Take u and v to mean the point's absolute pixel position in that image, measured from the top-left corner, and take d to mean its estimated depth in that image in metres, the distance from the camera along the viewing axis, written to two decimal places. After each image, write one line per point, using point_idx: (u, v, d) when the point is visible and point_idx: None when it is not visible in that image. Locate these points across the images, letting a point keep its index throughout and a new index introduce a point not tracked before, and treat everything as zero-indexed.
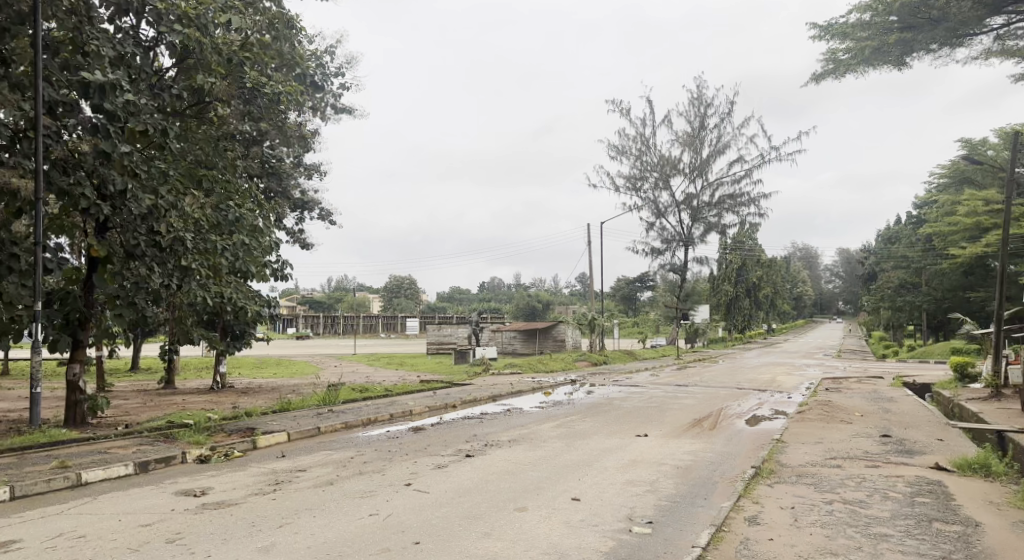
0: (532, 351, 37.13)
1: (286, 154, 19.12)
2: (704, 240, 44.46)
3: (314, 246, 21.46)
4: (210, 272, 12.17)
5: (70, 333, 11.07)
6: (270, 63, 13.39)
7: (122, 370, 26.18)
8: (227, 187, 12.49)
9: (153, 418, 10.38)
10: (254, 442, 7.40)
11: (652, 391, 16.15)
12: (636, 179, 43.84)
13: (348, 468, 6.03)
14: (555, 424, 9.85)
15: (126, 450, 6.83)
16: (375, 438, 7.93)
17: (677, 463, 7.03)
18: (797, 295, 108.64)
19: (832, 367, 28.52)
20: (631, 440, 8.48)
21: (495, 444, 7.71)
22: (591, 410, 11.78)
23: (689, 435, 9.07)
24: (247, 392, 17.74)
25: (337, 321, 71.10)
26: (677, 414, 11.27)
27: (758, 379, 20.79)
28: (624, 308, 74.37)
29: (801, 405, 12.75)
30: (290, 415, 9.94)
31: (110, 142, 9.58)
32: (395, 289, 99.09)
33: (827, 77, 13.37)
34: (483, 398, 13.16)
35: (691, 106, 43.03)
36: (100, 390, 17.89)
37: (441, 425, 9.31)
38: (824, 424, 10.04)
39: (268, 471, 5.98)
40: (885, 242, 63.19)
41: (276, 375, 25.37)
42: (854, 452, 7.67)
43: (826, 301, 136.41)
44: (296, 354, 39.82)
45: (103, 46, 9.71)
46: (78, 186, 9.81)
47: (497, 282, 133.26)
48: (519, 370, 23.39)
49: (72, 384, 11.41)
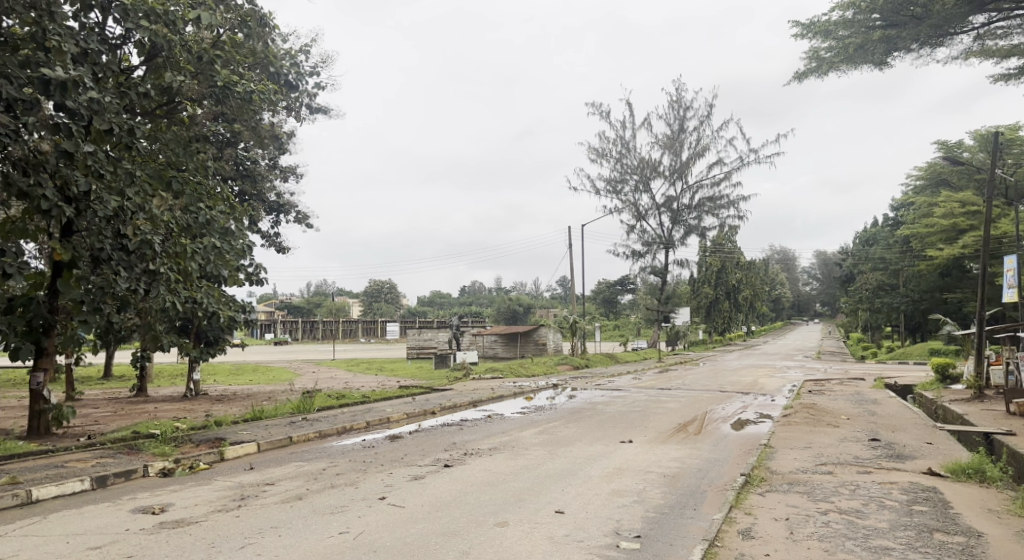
0: (514, 355, 36.85)
1: (261, 155, 18.67)
2: (685, 243, 44.67)
3: (290, 249, 21.01)
4: (179, 276, 11.68)
5: (34, 340, 10.61)
6: (242, 62, 13.05)
7: (92, 378, 25.43)
8: (198, 189, 12.07)
9: (116, 429, 9.91)
10: (221, 453, 7.02)
11: (636, 395, 15.99)
12: (616, 182, 43.88)
13: (321, 481, 5.72)
14: (537, 430, 9.61)
15: (83, 464, 6.37)
16: (350, 448, 7.60)
17: (664, 470, 6.83)
18: (775, 298, 109.92)
19: (812, 369, 28.61)
20: (616, 447, 8.26)
21: (476, 453, 7.44)
22: (574, 415, 11.55)
23: (674, 441, 8.88)
24: (220, 400, 17.26)
25: (316, 326, 70.22)
26: (662, 419, 11.10)
27: (740, 381, 20.76)
28: (605, 311, 74.46)
29: (786, 409, 12.65)
30: (262, 424, 9.57)
31: (73, 142, 9.07)
32: (375, 293, 98.28)
33: (810, 75, 13.37)
34: (464, 403, 12.86)
35: (670, 108, 43.20)
36: (67, 398, 17.28)
37: (419, 433, 9.02)
38: (811, 428, 9.92)
39: (235, 485, 5.62)
40: (862, 245, 64.02)
41: (253, 381, 24.84)
42: (844, 457, 7.53)
43: (804, 304, 138.21)
44: (273, 360, 39.13)
45: (65, 41, 9.19)
46: (39, 188, 9.13)
47: (478, 285, 132.79)
48: (501, 374, 23.12)
49: (36, 393, 10.90)
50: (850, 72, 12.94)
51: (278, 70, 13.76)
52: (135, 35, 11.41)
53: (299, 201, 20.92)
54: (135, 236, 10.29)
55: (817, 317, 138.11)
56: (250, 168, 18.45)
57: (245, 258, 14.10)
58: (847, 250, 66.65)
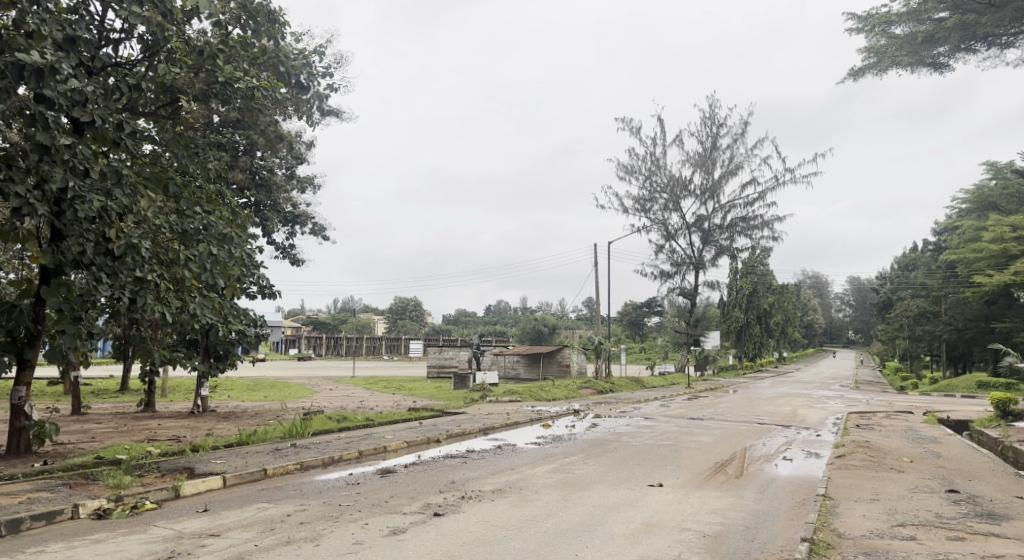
0: (536, 377, 35.71)
1: (277, 164, 17.84)
2: (716, 264, 43.16)
3: (304, 261, 20.26)
4: (169, 286, 10.38)
5: (16, 351, 9.03)
6: (249, 60, 12.14)
7: (107, 390, 24.96)
8: (197, 192, 11.03)
9: (83, 453, 8.68)
10: (176, 489, 6.02)
11: (664, 425, 14.66)
12: (645, 201, 42.70)
13: (277, 534, 4.64)
14: (551, 467, 8.42)
15: (8, 501, 5.41)
16: (331, 485, 6.54)
17: (703, 529, 5.63)
18: (807, 323, 107.14)
19: (853, 399, 26.80)
20: (644, 493, 7.03)
21: (475, 497, 6.29)
22: (594, 449, 10.29)
23: (713, 486, 7.64)
24: (228, 419, 16.43)
25: (340, 342, 70.17)
26: (695, 456, 9.84)
27: (778, 413, 19.20)
28: (632, 333, 72.92)
29: (836, 447, 11.28)
30: (243, 451, 8.54)
31: (49, 135, 7.98)
32: (400, 310, 97.86)
33: (867, 72, 12.39)
34: (473, 431, 11.73)
35: (703, 125, 42.16)
36: (74, 411, 16.63)
37: (415, 467, 7.93)
38: (872, 474, 8.55)
39: (167, 537, 4.58)
40: (903, 270, 61.55)
41: (265, 398, 24.04)
42: (924, 515, 6.22)
43: (836, 331, 135.04)
44: (294, 376, 38.62)
45: (47, 25, 8.26)
46: (9, 182, 8.08)
47: (503, 304, 132.27)
48: (520, 397, 21.96)
49: (15, 409, 9.21)
50: (912, 70, 11.92)
51: (289, 70, 12.82)
52: (136, 28, 10.57)
53: (315, 213, 20.13)
54: (120, 240, 9.15)
55: (850, 344, 134.53)
56: (266, 177, 17.61)
57: (246, 267, 12.94)
58: (885, 276, 64.23)
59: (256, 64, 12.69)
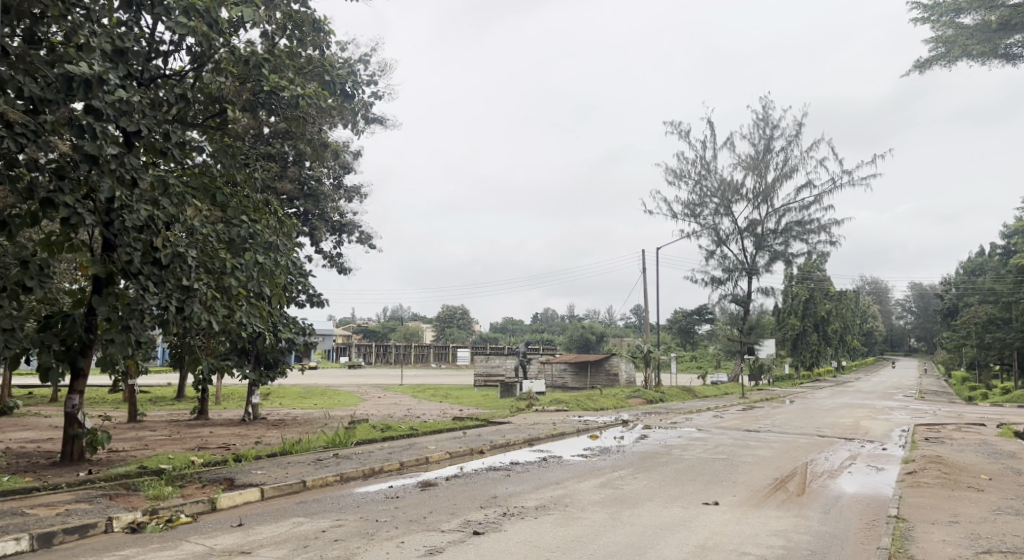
0: (583, 386, 35.22)
1: (325, 174, 18.01)
2: (770, 270, 41.80)
3: (351, 269, 20.42)
4: (216, 294, 10.36)
5: (70, 361, 9.10)
6: (295, 68, 12.18)
7: (166, 398, 25.68)
8: (245, 201, 11.09)
9: (131, 462, 8.74)
10: (213, 501, 5.95)
11: (718, 437, 14.03)
12: (695, 206, 41.74)
13: (309, 552, 4.49)
14: (598, 481, 8.04)
15: (47, 512, 5.45)
16: (370, 499, 6.37)
17: (764, 553, 5.19)
18: (866, 330, 103.16)
19: (919, 411, 25.33)
20: (698, 512, 6.61)
21: (516, 514, 6.00)
22: (644, 462, 9.86)
23: (773, 505, 7.16)
24: (278, 426, 16.60)
25: (389, 350, 71.07)
26: (753, 471, 9.30)
27: (838, 424, 18.25)
28: (681, 341, 71.42)
29: (905, 462, 10.53)
30: (285, 461, 8.49)
31: (97, 145, 8.08)
32: (448, 318, 98.62)
33: (936, 63, 11.69)
34: (517, 441, 11.44)
35: (755, 128, 41.03)
36: (132, 418, 17.08)
37: (457, 480, 7.70)
38: (949, 492, 7.89)
39: (198, 553, 4.47)
40: (970, 275, 58.46)
41: (314, 406, 24.33)
42: (1014, 541, 5.62)
43: (896, 338, 129.51)
44: (344, 383, 39.08)
45: (96, 37, 8.46)
46: (59, 192, 8.20)
47: (550, 312, 132.10)
48: (566, 406, 21.58)
49: (68, 417, 9.39)
50: (986, 59, 11.17)
51: (334, 79, 12.82)
52: (185, 40, 10.77)
53: (362, 222, 20.28)
54: (167, 249, 9.21)
55: (912, 352, 128.62)
56: (313, 187, 17.78)
57: (293, 275, 12.92)
58: (949, 281, 61.15)
59: (301, 72, 12.76)
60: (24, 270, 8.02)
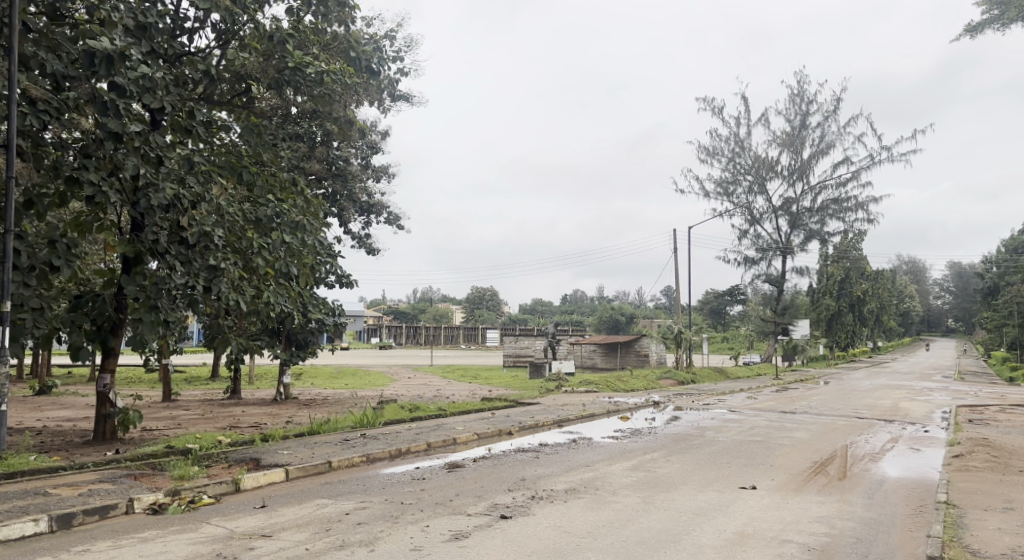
0: (613, 366, 35.10)
1: (352, 155, 17.86)
2: (805, 248, 40.78)
3: (379, 250, 20.37)
4: (243, 274, 10.29)
5: (101, 340, 9.20)
6: (317, 43, 11.95)
7: (201, 378, 26.12)
8: (271, 180, 10.97)
9: (159, 441, 8.80)
10: (236, 483, 5.90)
11: (753, 419, 13.65)
12: (728, 184, 40.78)
13: (331, 536, 4.38)
14: (630, 464, 7.82)
15: (72, 491, 5.49)
16: (396, 480, 6.25)
17: (807, 542, 4.91)
18: (903, 311, 100.56)
19: (959, 392, 24.56)
20: (734, 497, 6.34)
21: (544, 497, 5.81)
22: (677, 445, 9.59)
23: (813, 489, 6.84)
24: (309, 406, 16.73)
25: (419, 331, 71.53)
26: (791, 454, 8.96)
27: (877, 406, 17.68)
28: (712, 322, 70.47)
29: (951, 445, 10.06)
30: (312, 441, 8.43)
31: (121, 122, 8.06)
32: (477, 300, 98.90)
33: (988, 25, 11.08)
34: (546, 422, 11.26)
35: (791, 102, 39.81)
36: (167, 398, 17.36)
37: (485, 462, 7.56)
38: (1001, 477, 7.48)
39: (218, 537, 4.40)
40: (1013, 253, 56.38)
41: (345, 386, 24.48)
42: None
43: (934, 319, 126.14)
44: (373, 364, 39.38)
45: (118, 12, 8.38)
46: (85, 169, 8.20)
47: (579, 294, 131.70)
48: (595, 388, 21.36)
49: (101, 397, 9.54)
50: None
51: (360, 55, 12.46)
52: (210, 17, 10.69)
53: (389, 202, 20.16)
54: (192, 228, 9.17)
55: (951, 333, 125.01)
56: (342, 167, 17.66)
57: (322, 255, 12.81)
58: (991, 259, 59.05)
59: (325, 47, 12.51)
60: (51, 249, 8.04)
